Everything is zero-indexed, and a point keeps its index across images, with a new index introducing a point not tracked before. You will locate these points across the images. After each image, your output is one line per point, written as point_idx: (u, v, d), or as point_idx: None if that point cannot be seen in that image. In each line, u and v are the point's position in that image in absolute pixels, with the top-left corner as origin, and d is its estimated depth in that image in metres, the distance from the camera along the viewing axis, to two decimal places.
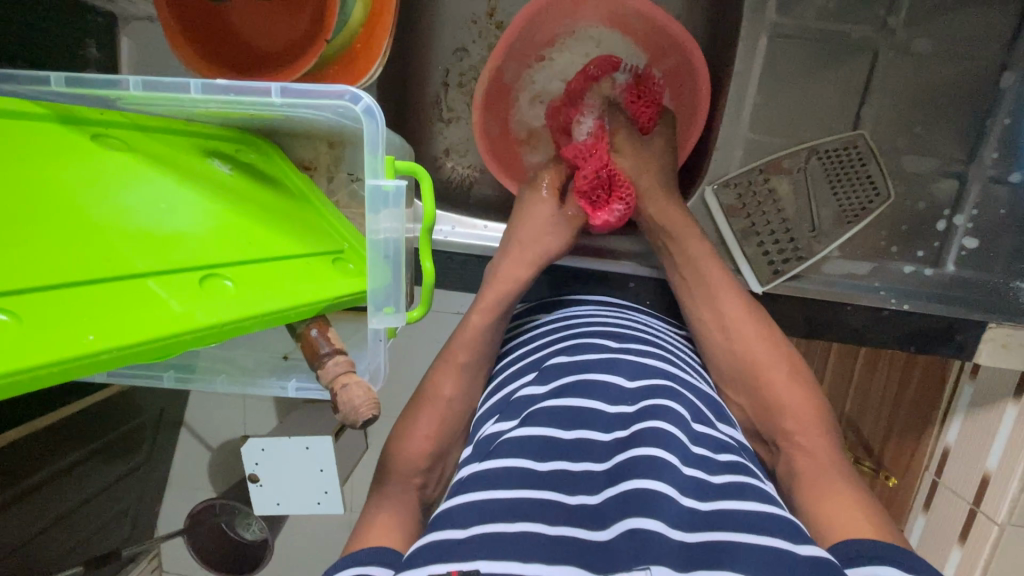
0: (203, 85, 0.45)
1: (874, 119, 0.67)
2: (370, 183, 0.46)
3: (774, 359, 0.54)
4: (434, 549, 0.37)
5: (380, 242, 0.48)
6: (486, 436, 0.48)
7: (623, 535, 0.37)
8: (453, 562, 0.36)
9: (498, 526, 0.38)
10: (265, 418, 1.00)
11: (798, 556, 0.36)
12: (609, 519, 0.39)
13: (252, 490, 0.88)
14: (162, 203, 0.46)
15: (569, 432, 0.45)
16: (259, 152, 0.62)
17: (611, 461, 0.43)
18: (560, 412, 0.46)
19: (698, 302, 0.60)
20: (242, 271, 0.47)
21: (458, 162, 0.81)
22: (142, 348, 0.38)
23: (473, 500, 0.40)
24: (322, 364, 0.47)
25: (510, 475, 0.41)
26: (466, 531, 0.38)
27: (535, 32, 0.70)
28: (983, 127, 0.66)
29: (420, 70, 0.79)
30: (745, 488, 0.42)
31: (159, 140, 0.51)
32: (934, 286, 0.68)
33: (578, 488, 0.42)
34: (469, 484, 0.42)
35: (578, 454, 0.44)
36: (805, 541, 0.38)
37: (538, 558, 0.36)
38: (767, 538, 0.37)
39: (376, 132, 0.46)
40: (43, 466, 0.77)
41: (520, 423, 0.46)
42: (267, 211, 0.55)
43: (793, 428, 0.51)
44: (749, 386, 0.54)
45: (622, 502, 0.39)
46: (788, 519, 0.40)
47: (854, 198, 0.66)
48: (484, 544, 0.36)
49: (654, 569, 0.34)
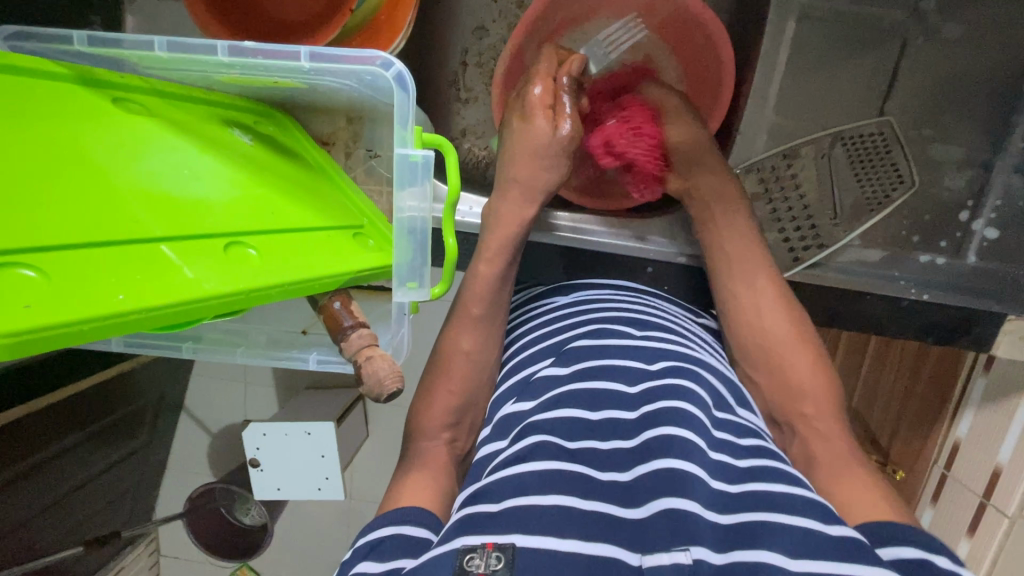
0: (231, 47, 0.43)
1: (899, 106, 0.66)
2: (397, 152, 0.45)
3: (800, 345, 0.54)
4: (466, 522, 0.37)
5: (406, 220, 0.47)
6: (511, 416, 0.48)
7: (658, 514, 0.36)
8: (488, 535, 0.35)
9: (530, 499, 0.37)
10: (269, 402, 1.00)
11: (832, 537, 0.35)
12: (641, 498, 0.38)
13: (252, 475, 0.88)
14: (184, 168, 0.45)
15: (595, 412, 0.45)
16: (277, 124, 0.61)
17: (639, 438, 0.42)
18: (586, 394, 0.47)
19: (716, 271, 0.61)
20: (264, 240, 0.46)
21: (474, 143, 0.80)
22: (167, 310, 0.37)
23: (508, 473, 0.40)
24: (345, 337, 0.46)
25: (541, 449, 0.41)
26: (500, 504, 0.38)
27: (558, 9, 0.68)
28: (1010, 115, 0.65)
29: (439, 48, 0.78)
30: (772, 471, 0.42)
31: (180, 107, 0.50)
32: (956, 276, 0.67)
33: (608, 466, 0.41)
34: (508, 459, 0.42)
35: (607, 432, 0.44)
36: (835, 522, 0.37)
37: (574, 535, 0.35)
38: (799, 519, 0.37)
39: (406, 103, 0.45)
40: (43, 447, 0.77)
41: (546, 405, 0.46)
42: (287, 182, 0.54)
43: (814, 416, 0.50)
44: (762, 356, 0.55)
45: (654, 481, 0.38)
46: (816, 500, 0.39)
47: (877, 186, 0.66)
48: (520, 518, 0.36)
49: (693, 550, 0.34)
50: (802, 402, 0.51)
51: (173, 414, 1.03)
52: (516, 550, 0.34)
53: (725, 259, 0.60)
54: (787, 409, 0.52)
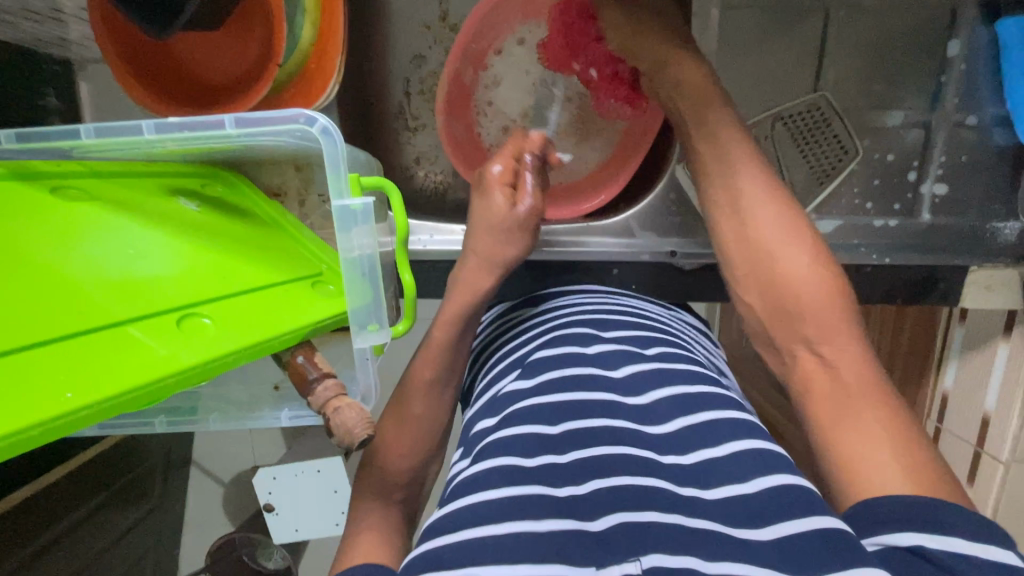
0: (155, 125, 0.43)
1: (833, 77, 0.67)
2: (335, 205, 0.44)
3: (810, 273, 0.51)
4: (429, 557, 0.38)
5: (354, 260, 0.46)
6: (477, 438, 0.49)
7: (615, 528, 0.37)
8: (448, 569, 0.36)
9: (489, 528, 0.38)
10: (275, 444, 1.00)
11: (800, 535, 0.35)
12: (597, 511, 0.38)
13: (270, 519, 0.90)
14: (130, 248, 0.46)
15: (556, 425, 0.46)
16: (226, 184, 0.61)
17: (583, 451, 0.43)
18: (551, 406, 0.48)
19: (711, 186, 0.59)
20: (222, 306, 0.47)
21: (430, 169, 0.81)
22: (128, 397, 0.38)
23: (466, 505, 0.41)
24: (311, 390, 0.47)
25: (503, 474, 0.42)
26: (458, 534, 0.38)
27: (487, 33, 0.72)
28: (942, 72, 0.65)
29: (379, 80, 0.79)
30: (751, 458, 0.41)
31: (122, 185, 0.51)
32: (914, 236, 0.68)
33: (563, 479, 0.41)
34: (467, 487, 0.43)
35: (566, 444, 0.44)
36: (811, 513, 0.36)
37: (527, 558, 0.35)
38: (760, 529, 0.36)
39: (336, 150, 0.44)
40: (55, 520, 0.77)
41: (510, 423, 0.47)
42: (238, 242, 0.54)
43: (820, 340, 0.48)
44: (762, 286, 0.53)
45: (608, 496, 0.39)
46: (795, 487, 0.39)
47: (823, 158, 0.68)
48: (478, 549, 0.36)
49: (644, 560, 0.34)
50: (803, 320, 0.49)
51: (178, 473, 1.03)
52: None
53: (715, 166, 0.58)
54: (789, 330, 0.51)
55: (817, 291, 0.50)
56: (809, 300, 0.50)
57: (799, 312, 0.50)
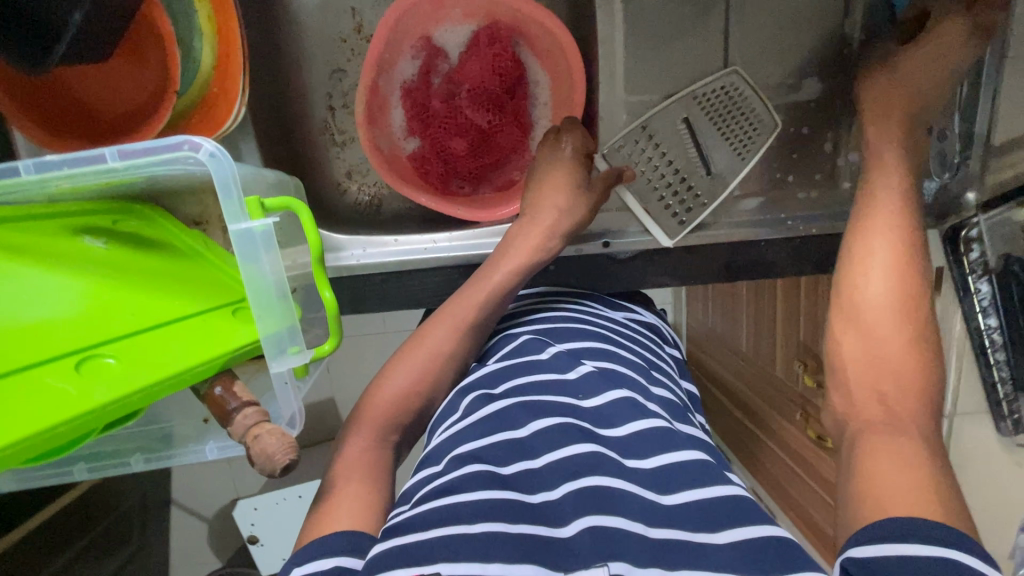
0: (33, 164, 0.42)
1: (741, 59, 0.68)
2: (237, 229, 0.43)
3: (910, 355, 0.48)
4: (392, 555, 0.36)
5: (267, 285, 0.45)
6: (440, 447, 0.47)
7: (585, 532, 0.37)
8: (414, 566, 0.35)
9: (460, 528, 0.37)
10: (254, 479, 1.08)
11: (720, 545, 0.37)
12: (568, 516, 0.39)
13: (258, 550, 1.02)
14: (25, 293, 0.44)
15: (524, 428, 0.46)
16: (140, 219, 0.58)
17: (544, 458, 0.43)
18: (515, 409, 0.48)
19: (879, 185, 0.58)
20: (128, 343, 0.46)
21: (362, 182, 0.80)
22: (8, 449, 0.39)
23: (433, 506, 0.40)
24: (232, 420, 0.46)
25: (477, 477, 0.41)
26: (425, 533, 0.37)
27: (399, 41, 0.72)
28: (842, 45, 0.68)
29: (299, 97, 0.78)
30: (696, 465, 0.42)
31: (19, 225, 0.47)
32: (838, 203, 0.69)
33: (538, 486, 0.41)
34: (435, 490, 0.41)
35: (537, 447, 0.44)
36: (755, 521, 0.38)
37: (499, 558, 0.35)
38: (701, 535, 0.37)
39: (228, 176, 0.43)
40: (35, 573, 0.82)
41: (477, 433, 0.46)
42: (154, 278, 0.51)
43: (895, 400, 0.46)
44: (863, 337, 0.51)
45: (581, 499, 0.39)
46: (740, 497, 0.40)
47: (738, 131, 0.69)
48: (448, 546, 0.36)
49: (612, 565, 0.35)
50: (890, 377, 0.48)
51: (160, 510, 1.09)
52: None
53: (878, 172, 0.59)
54: (867, 381, 0.48)
55: (910, 357, 0.48)
56: (901, 361, 0.48)
57: (888, 369, 0.48)
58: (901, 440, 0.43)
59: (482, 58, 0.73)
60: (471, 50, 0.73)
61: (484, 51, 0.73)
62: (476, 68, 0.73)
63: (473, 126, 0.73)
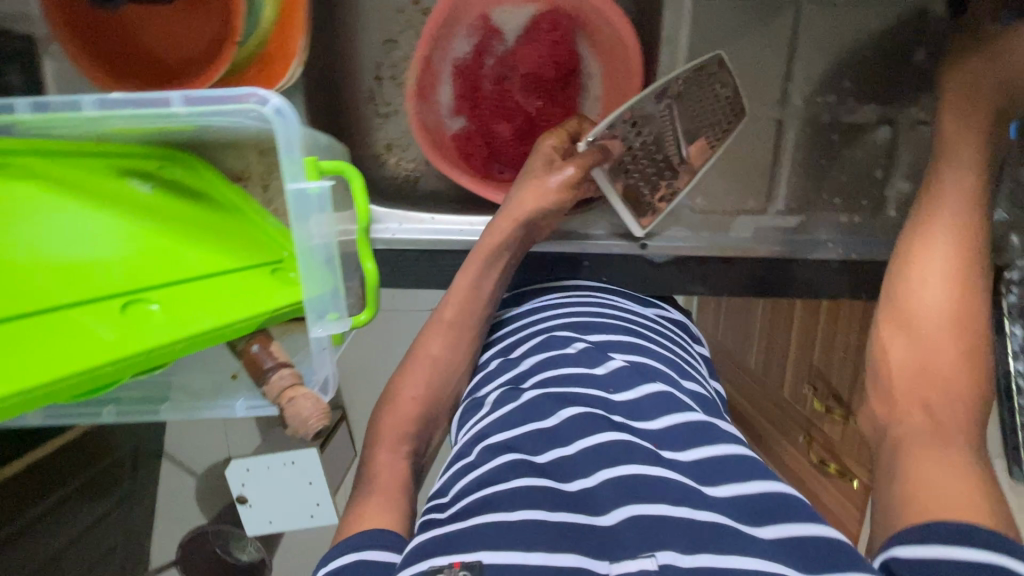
0: (97, 100, 0.42)
1: (803, 75, 0.68)
2: (292, 188, 0.43)
3: (957, 357, 0.49)
4: (435, 543, 0.38)
5: (316, 248, 0.45)
6: (472, 438, 0.48)
7: (627, 522, 0.37)
8: (457, 554, 0.36)
9: (500, 515, 0.37)
10: (248, 438, 1.08)
11: (762, 539, 0.36)
12: (608, 505, 0.38)
13: (245, 511, 1.01)
14: (72, 231, 0.44)
15: (555, 416, 0.46)
16: (185, 167, 0.57)
17: (574, 446, 0.43)
18: (546, 399, 0.47)
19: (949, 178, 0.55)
20: (171, 291, 0.46)
21: (401, 157, 0.79)
22: (55, 387, 0.39)
23: (475, 496, 0.40)
24: (267, 380, 0.46)
25: (513, 467, 0.41)
26: (465, 522, 0.38)
27: (457, 19, 0.72)
28: (906, 71, 0.67)
29: (348, 64, 0.77)
30: (735, 461, 0.42)
31: (71, 164, 0.47)
32: (880, 231, 0.69)
33: (574, 474, 0.41)
34: (472, 483, 0.42)
35: (570, 435, 0.44)
36: (798, 519, 0.38)
37: (540, 546, 0.35)
38: (744, 526, 0.37)
39: (291, 133, 0.42)
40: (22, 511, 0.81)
41: (508, 424, 0.46)
42: (197, 228, 0.51)
43: (936, 402, 0.48)
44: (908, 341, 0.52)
45: (618, 487, 0.39)
46: (781, 492, 0.40)
47: (709, 121, 0.66)
48: (484, 534, 0.36)
49: (659, 555, 0.34)
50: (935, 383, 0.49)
51: (155, 460, 1.09)
52: (484, 565, 0.34)
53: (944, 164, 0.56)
54: (914, 385, 0.50)
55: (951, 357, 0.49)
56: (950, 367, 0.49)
57: (934, 371, 0.50)
58: (935, 446, 0.45)
59: (540, 45, 0.72)
60: (530, 35, 0.72)
61: (544, 39, 0.72)
62: (531, 55, 0.72)
63: (520, 112, 0.73)
